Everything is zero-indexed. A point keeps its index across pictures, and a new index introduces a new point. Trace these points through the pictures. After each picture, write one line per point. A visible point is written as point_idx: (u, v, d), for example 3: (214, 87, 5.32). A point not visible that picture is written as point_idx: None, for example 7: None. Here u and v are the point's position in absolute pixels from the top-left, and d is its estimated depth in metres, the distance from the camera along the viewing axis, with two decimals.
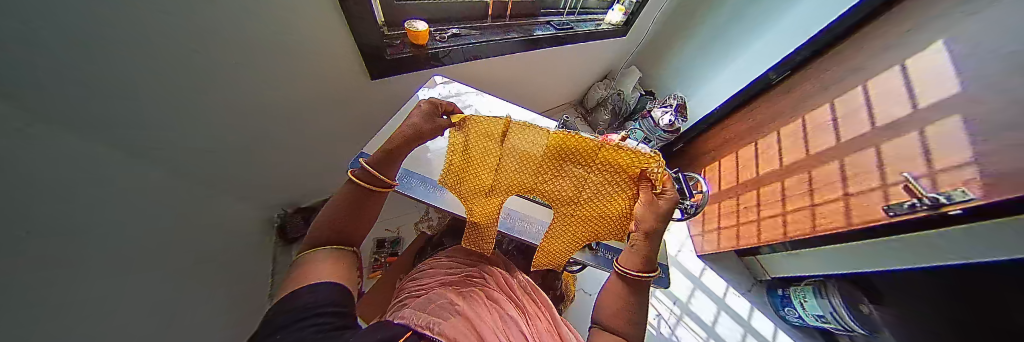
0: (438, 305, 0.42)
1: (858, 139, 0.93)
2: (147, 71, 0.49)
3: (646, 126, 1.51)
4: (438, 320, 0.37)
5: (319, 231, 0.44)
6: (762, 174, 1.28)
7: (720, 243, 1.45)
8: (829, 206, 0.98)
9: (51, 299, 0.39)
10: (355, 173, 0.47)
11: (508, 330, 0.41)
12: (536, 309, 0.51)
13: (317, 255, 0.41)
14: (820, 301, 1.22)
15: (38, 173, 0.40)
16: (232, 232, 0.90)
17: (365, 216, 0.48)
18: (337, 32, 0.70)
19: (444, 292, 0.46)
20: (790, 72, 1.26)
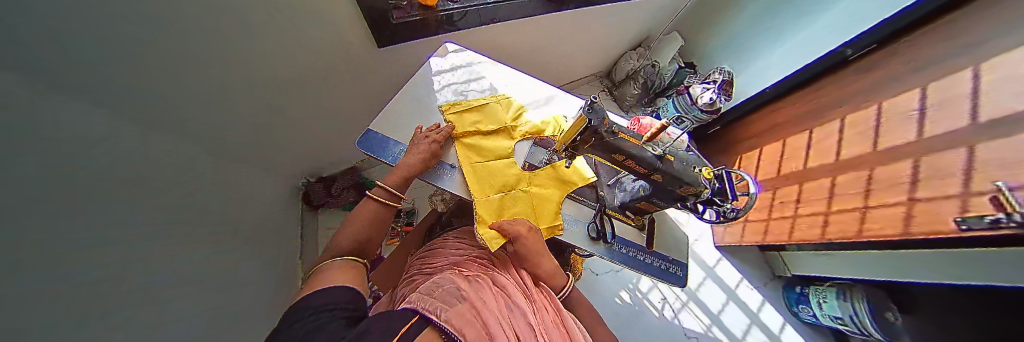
0: (444, 290, 0.41)
1: (944, 136, 0.72)
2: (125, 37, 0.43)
3: (680, 104, 1.32)
4: (445, 305, 0.36)
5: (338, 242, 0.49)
6: (810, 167, 1.12)
7: (743, 236, 1.39)
8: (885, 210, 0.86)
9: (97, 264, 0.43)
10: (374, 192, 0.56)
11: (514, 319, 0.39)
12: (543, 297, 0.50)
13: (333, 264, 0.45)
14: (841, 303, 1.15)
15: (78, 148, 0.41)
16: (244, 194, 0.93)
17: (382, 227, 0.55)
18: None
19: (450, 278, 0.45)
20: (875, 46, 0.98)
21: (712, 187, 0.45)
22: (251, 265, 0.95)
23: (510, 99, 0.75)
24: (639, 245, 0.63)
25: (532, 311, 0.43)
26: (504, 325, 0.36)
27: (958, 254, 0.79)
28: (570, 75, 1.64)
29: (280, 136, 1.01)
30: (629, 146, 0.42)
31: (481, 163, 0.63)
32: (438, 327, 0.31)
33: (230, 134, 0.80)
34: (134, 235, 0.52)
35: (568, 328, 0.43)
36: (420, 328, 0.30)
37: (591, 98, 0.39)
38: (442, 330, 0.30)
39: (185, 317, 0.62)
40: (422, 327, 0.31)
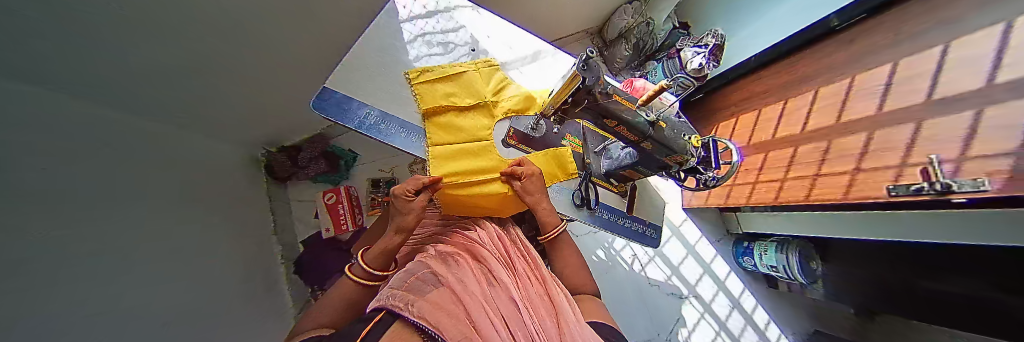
0: (418, 277, 0.41)
1: (905, 110, 0.76)
2: None
3: (668, 67, 1.32)
4: (416, 295, 0.36)
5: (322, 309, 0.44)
6: (777, 137, 1.19)
7: (707, 199, 1.51)
8: (831, 178, 0.94)
9: (38, 248, 0.39)
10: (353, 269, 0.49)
11: (493, 297, 0.40)
12: (526, 267, 0.51)
13: (304, 330, 0.40)
14: (778, 255, 1.34)
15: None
16: (173, 162, 0.81)
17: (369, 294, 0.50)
18: None
19: (424, 262, 0.45)
20: (865, 16, 0.95)
21: (699, 155, 0.45)
22: (217, 238, 0.89)
23: (492, 67, 0.66)
24: (620, 211, 0.66)
25: (514, 285, 0.45)
26: (482, 303, 0.37)
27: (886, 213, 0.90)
28: (559, 30, 1.51)
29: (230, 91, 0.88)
30: (622, 109, 0.39)
31: (453, 145, 0.58)
32: (407, 319, 0.31)
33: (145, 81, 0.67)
34: (60, 201, 0.45)
35: (551, 290, 0.45)
36: (387, 325, 0.31)
37: (587, 51, 0.34)
38: (411, 322, 0.31)
39: (146, 285, 0.60)
40: (390, 323, 0.31)
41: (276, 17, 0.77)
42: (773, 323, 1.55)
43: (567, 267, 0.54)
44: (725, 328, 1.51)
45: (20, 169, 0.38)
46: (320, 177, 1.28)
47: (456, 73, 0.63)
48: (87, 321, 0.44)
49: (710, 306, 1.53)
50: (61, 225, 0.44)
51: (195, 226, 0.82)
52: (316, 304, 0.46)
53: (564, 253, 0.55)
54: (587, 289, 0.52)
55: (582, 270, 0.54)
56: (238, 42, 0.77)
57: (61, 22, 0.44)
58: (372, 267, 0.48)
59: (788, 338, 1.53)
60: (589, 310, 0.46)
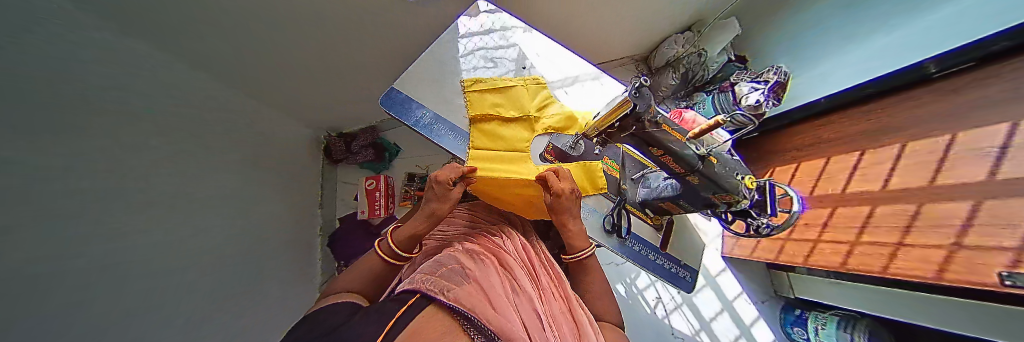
0: (447, 268, 0.43)
1: (1017, 181, 0.63)
2: None
3: (720, 103, 1.25)
4: (447, 283, 0.37)
5: (350, 277, 0.47)
6: (847, 191, 1.05)
7: (753, 251, 1.34)
8: (921, 250, 0.80)
9: (61, 198, 0.43)
10: (381, 246, 0.52)
11: (518, 303, 0.40)
12: (548, 281, 0.50)
13: (334, 295, 0.43)
14: (838, 334, 1.13)
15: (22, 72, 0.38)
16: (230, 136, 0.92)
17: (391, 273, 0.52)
18: None
19: (452, 256, 0.47)
20: (974, 63, 0.82)
21: (752, 198, 0.41)
22: (252, 210, 0.98)
23: (539, 85, 0.70)
24: (652, 245, 0.62)
25: (537, 297, 0.44)
26: (507, 303, 0.38)
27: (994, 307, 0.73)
28: (606, 54, 1.53)
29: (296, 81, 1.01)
30: (672, 140, 0.38)
31: (493, 153, 0.62)
32: (442, 304, 0.32)
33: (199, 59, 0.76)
34: (104, 156, 0.51)
35: (574, 307, 0.44)
36: (421, 307, 0.32)
37: (641, 78, 0.34)
38: (445, 307, 0.32)
39: (168, 244, 0.65)
40: (425, 307, 0.33)
41: (347, 22, 0.87)
42: None
43: (589, 293, 0.52)
44: None
45: (58, 124, 0.43)
46: (365, 164, 1.40)
47: (505, 86, 0.67)
48: (89, 275, 0.47)
49: None
50: (90, 178, 0.49)
51: (242, 195, 0.93)
52: (345, 272, 0.49)
53: (586, 279, 0.53)
54: (608, 318, 0.49)
55: (604, 297, 0.51)
56: (288, 35, 0.85)
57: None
58: (399, 247, 0.51)
59: None
60: (612, 341, 0.43)
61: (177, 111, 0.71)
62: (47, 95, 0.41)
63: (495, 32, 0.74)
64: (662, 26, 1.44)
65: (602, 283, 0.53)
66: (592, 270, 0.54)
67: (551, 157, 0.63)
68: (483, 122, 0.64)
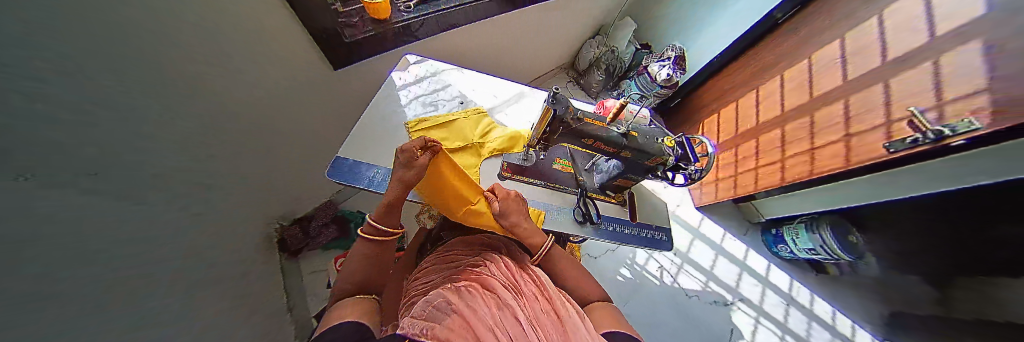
0: (435, 306, 0.46)
1: (869, 74, 0.84)
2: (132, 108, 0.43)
3: (641, 83, 1.43)
4: (431, 323, 0.41)
5: (344, 275, 0.49)
6: (761, 122, 1.23)
7: (717, 194, 1.47)
8: (826, 149, 0.96)
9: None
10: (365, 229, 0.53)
11: (501, 324, 0.41)
12: (533, 291, 0.51)
13: (337, 306, 0.45)
14: (810, 236, 1.28)
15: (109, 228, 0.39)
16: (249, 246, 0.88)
17: (382, 261, 0.54)
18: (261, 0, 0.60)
19: (440, 292, 0.50)
20: (800, 7, 1.13)
21: (676, 153, 0.49)
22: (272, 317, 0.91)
23: (480, 114, 0.75)
24: (624, 220, 0.67)
25: (522, 311, 0.45)
26: (489, 323, 0.40)
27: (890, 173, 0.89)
28: (535, 70, 1.68)
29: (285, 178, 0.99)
30: (597, 129, 0.45)
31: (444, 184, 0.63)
32: None
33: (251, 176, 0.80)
34: None
35: (558, 308, 0.46)
36: None
37: (552, 89, 0.41)
38: None
39: None
40: None
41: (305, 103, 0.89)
42: (839, 313, 1.39)
43: (575, 283, 0.55)
44: (790, 332, 1.33)
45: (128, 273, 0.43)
46: (330, 243, 1.25)
47: (448, 120, 0.72)
48: None
49: (763, 309, 1.37)
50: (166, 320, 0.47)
51: None
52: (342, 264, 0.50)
53: (563, 274, 0.57)
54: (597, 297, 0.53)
55: (587, 279, 0.56)
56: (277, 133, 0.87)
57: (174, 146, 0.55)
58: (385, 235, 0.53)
59: (865, 330, 1.35)
60: (607, 320, 0.46)
61: (212, 233, 0.70)
62: (117, 248, 0.41)
63: (428, 77, 0.80)
64: (574, 36, 1.62)
65: (579, 270, 0.58)
66: (569, 265, 0.58)
67: (509, 174, 0.66)
68: None
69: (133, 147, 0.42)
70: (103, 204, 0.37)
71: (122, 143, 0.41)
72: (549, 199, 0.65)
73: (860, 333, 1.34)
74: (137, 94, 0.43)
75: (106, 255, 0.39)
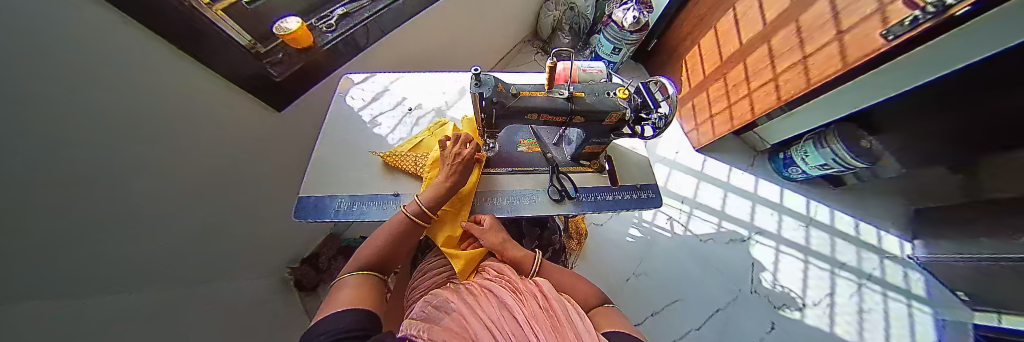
0: (434, 307, 0.46)
1: None
2: (71, 196, 0.42)
3: (610, 35, 1.32)
4: (429, 325, 0.40)
5: (364, 253, 0.47)
6: (745, 41, 1.13)
7: (715, 130, 1.40)
8: (821, 54, 0.87)
9: None
10: (410, 208, 0.50)
11: (496, 328, 0.38)
12: (529, 285, 0.48)
13: (345, 281, 0.43)
14: (820, 152, 1.20)
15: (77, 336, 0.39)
16: (258, 298, 0.89)
17: (405, 245, 0.50)
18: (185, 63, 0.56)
19: (438, 292, 0.50)
20: None
21: (633, 103, 0.44)
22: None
23: (441, 124, 0.72)
24: (605, 186, 0.63)
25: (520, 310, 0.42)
26: (488, 324, 0.39)
27: (894, 65, 0.81)
28: (498, 51, 1.60)
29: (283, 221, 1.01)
30: (537, 101, 0.41)
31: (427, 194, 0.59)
32: None
33: (229, 233, 0.81)
34: None
35: (555, 305, 0.43)
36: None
37: (473, 69, 0.37)
38: None
39: None
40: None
41: (273, 148, 0.87)
42: (861, 223, 1.35)
43: (568, 285, 0.53)
44: (813, 253, 1.29)
45: None
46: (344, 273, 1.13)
47: (414, 142, 0.68)
48: None
49: (782, 237, 1.33)
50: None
51: None
52: (370, 236, 0.49)
53: (553, 276, 0.55)
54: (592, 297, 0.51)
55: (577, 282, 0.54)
56: (253, 185, 0.85)
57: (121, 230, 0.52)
58: (420, 221, 0.50)
59: (891, 234, 1.31)
60: (603, 320, 0.44)
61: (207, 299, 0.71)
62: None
63: (379, 93, 0.80)
64: (529, 4, 1.52)
65: (571, 276, 0.56)
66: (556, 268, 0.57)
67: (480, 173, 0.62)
68: (404, 162, 0.63)
69: (58, 235, 0.42)
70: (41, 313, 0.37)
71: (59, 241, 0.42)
72: (522, 185, 0.61)
73: (885, 238, 1.30)
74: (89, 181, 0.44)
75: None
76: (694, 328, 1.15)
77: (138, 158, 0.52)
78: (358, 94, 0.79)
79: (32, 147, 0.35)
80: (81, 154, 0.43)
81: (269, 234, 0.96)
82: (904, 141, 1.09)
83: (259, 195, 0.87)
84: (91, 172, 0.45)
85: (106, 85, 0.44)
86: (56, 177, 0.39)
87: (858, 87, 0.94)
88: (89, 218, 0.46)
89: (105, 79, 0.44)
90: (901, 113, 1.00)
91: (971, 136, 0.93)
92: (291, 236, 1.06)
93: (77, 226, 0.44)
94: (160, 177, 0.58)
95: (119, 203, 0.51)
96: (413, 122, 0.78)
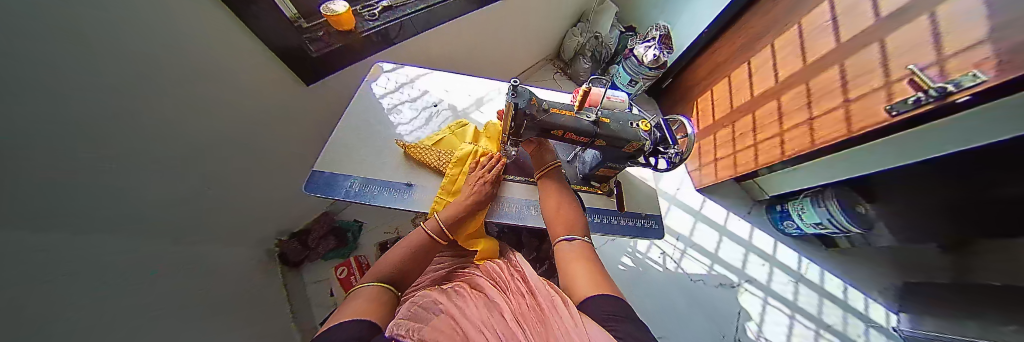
0: (421, 307, 0.46)
1: (861, 35, 0.79)
2: (58, 132, 0.40)
3: (629, 67, 1.38)
4: (419, 326, 0.40)
5: (381, 263, 0.49)
6: (756, 95, 1.18)
7: (717, 173, 1.43)
8: (827, 117, 0.90)
9: None
10: (430, 226, 0.53)
11: (490, 329, 0.39)
12: (521, 289, 0.49)
13: (361, 290, 0.43)
14: (816, 210, 1.22)
15: (30, 280, 0.37)
16: (237, 268, 0.86)
17: (423, 261, 0.52)
18: (217, 22, 0.57)
19: (426, 292, 0.50)
20: None
21: (654, 137, 0.47)
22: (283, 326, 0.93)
23: (462, 123, 0.74)
24: (609, 210, 0.64)
25: (512, 315, 0.42)
26: (477, 324, 0.40)
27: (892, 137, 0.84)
28: (521, 63, 1.65)
29: (281, 193, 1.00)
30: (564, 119, 0.44)
31: (451, 189, 0.61)
32: None
33: (224, 198, 0.80)
34: None
35: (541, 302, 0.42)
36: None
37: (512, 81, 0.40)
38: None
39: None
40: None
41: (286, 119, 0.88)
42: (850, 287, 1.36)
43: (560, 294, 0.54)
44: (800, 310, 1.29)
45: (92, 317, 0.42)
46: (332, 254, 1.11)
47: (434, 139, 0.70)
48: None
49: (771, 289, 1.34)
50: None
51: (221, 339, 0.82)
52: (389, 250, 0.51)
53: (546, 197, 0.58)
54: (577, 234, 0.53)
55: (568, 221, 0.53)
56: (260, 153, 0.85)
57: (110, 178, 0.51)
58: (439, 239, 0.53)
59: (878, 303, 1.32)
60: (583, 279, 0.43)
61: (183, 263, 0.69)
62: (58, 296, 0.39)
63: (405, 86, 0.83)
64: (557, 25, 1.59)
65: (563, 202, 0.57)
66: (562, 192, 0.58)
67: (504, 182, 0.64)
68: (426, 155, 0.64)
69: (40, 173, 0.40)
70: (10, 251, 0.35)
71: (35, 179, 0.39)
72: (529, 196, 0.63)
73: (872, 306, 1.31)
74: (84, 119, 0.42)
75: (50, 299, 0.38)
76: None
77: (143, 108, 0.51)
78: (386, 83, 0.82)
79: (34, 75, 0.34)
80: (80, 95, 0.41)
81: (262, 204, 0.95)
82: (901, 213, 1.11)
83: (260, 162, 0.87)
84: (84, 108, 0.43)
85: (132, 27, 0.44)
86: (45, 109, 0.37)
87: (863, 152, 0.96)
88: (72, 158, 0.43)
89: (134, 23, 0.44)
90: (902, 181, 1.03)
91: (968, 220, 0.97)
92: (286, 210, 1.05)
93: (64, 166, 0.43)
94: (161, 130, 0.57)
95: (116, 147, 0.50)
96: (435, 119, 0.80)
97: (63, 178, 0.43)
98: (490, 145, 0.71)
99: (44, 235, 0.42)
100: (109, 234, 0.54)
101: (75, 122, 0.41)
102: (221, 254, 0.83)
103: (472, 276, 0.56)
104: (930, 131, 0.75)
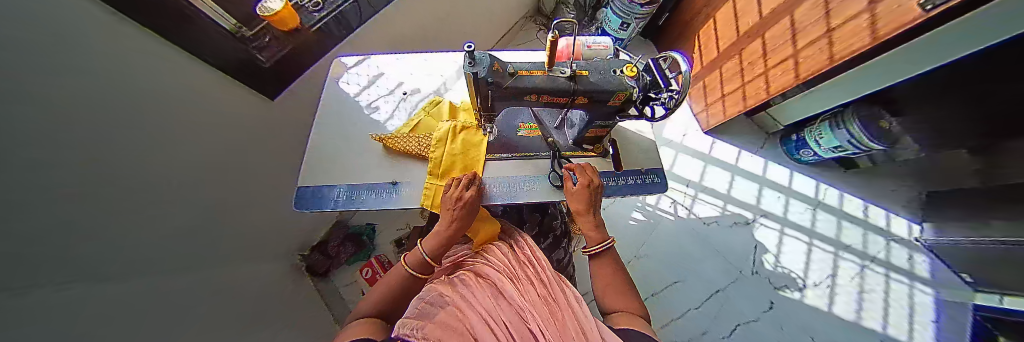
0: (430, 302, 0.45)
1: None
2: (73, 192, 0.41)
3: (619, 8, 1.23)
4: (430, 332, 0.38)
5: (371, 299, 0.46)
6: (764, 14, 1.01)
7: (726, 111, 1.34)
8: (849, 25, 0.77)
9: None
10: (411, 265, 0.50)
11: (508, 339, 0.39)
12: (535, 285, 0.49)
13: (354, 324, 0.41)
14: (837, 134, 1.14)
15: (100, 328, 0.41)
16: (272, 284, 0.92)
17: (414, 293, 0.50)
18: (179, 61, 0.53)
19: (436, 287, 0.49)
20: None
21: (639, 83, 0.41)
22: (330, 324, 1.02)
23: (437, 103, 0.70)
24: (607, 172, 0.61)
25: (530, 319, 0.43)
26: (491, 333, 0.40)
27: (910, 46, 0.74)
28: (498, 28, 1.51)
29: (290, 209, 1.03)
30: (536, 81, 0.38)
31: (438, 172, 0.58)
32: None
33: (234, 218, 0.82)
34: None
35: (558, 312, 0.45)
36: None
37: (466, 46, 0.34)
38: None
39: None
40: None
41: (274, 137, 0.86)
42: (871, 206, 1.32)
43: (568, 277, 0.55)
44: (819, 236, 1.27)
45: None
46: (354, 256, 1.17)
47: (411, 124, 0.65)
48: None
49: (788, 220, 1.32)
50: None
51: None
52: (371, 291, 0.47)
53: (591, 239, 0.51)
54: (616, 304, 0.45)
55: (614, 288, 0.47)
56: (258, 174, 0.85)
57: (129, 225, 0.53)
58: (423, 273, 0.50)
59: (900, 216, 1.29)
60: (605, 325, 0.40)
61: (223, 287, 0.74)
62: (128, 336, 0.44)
63: (372, 76, 0.76)
64: None
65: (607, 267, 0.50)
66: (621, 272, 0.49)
67: (490, 161, 0.60)
68: (406, 143, 0.61)
69: (66, 233, 0.42)
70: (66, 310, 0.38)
71: (56, 232, 0.41)
72: (519, 170, 0.60)
73: (894, 221, 1.28)
74: (88, 177, 0.43)
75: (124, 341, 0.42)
76: (694, 308, 1.17)
77: (135, 147, 0.50)
78: (354, 76, 0.76)
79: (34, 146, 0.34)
80: (85, 146, 0.41)
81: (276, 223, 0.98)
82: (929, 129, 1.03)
83: (262, 182, 0.87)
84: (92, 167, 0.43)
85: (105, 75, 0.43)
86: (54, 175, 0.38)
87: (882, 67, 0.85)
88: (90, 215, 0.45)
89: (108, 71, 0.43)
90: (920, 96, 0.94)
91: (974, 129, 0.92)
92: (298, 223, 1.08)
93: (84, 221, 0.44)
94: (164, 169, 0.57)
95: (126, 196, 0.51)
96: (408, 108, 0.75)
97: (90, 234, 0.46)
98: (466, 119, 0.68)
99: (83, 285, 0.45)
100: (149, 275, 0.58)
101: (85, 183, 0.43)
102: (254, 273, 0.88)
103: (478, 261, 0.56)
104: (952, 33, 0.65)
